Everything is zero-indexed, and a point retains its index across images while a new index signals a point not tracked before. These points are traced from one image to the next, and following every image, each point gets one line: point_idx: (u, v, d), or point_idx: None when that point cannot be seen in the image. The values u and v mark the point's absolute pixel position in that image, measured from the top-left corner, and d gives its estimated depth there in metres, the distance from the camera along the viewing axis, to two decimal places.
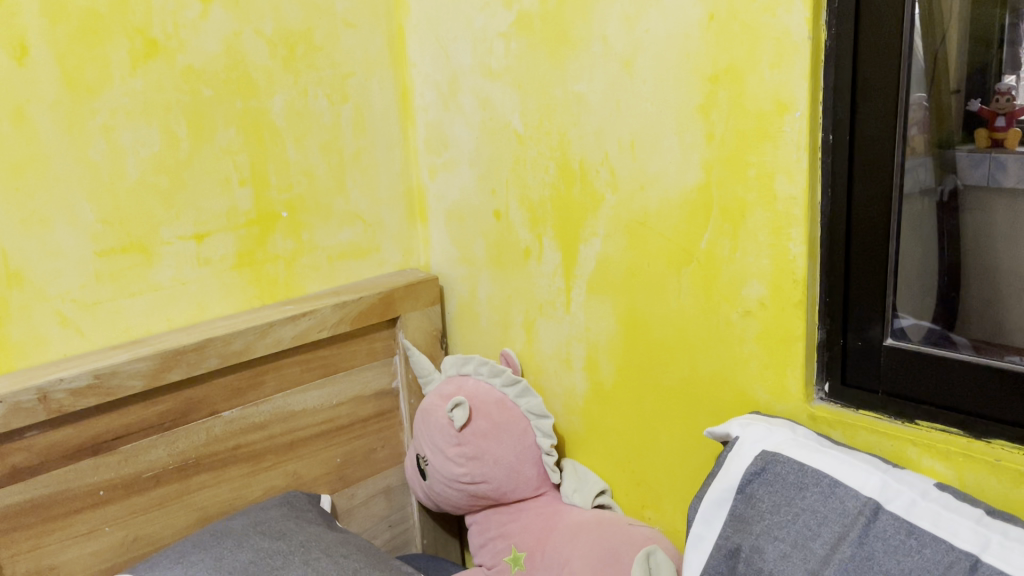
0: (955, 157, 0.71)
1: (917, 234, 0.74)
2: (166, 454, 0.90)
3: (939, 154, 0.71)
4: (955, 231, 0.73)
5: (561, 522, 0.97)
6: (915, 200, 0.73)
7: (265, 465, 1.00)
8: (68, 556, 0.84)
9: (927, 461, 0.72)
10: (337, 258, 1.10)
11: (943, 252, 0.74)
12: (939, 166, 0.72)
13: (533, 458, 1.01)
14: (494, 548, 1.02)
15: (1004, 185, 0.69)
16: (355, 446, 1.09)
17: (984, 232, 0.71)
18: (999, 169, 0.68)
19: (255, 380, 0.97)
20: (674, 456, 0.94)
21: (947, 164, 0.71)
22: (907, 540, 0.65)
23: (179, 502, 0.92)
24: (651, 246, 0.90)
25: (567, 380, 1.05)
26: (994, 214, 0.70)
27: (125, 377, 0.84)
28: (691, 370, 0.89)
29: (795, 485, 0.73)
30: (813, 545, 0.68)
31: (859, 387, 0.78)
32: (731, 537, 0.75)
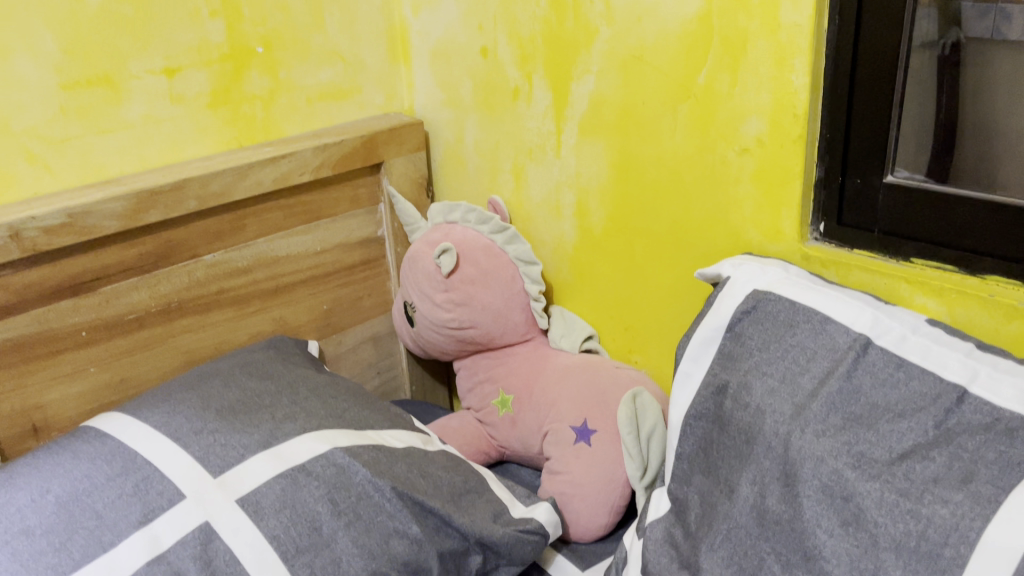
0: (960, 9, 0.67)
1: (916, 85, 0.70)
2: (148, 297, 0.89)
3: (943, 6, 0.67)
4: (954, 89, 0.70)
5: (548, 367, 0.98)
6: (916, 54, 0.69)
7: (251, 310, 0.99)
8: (54, 396, 0.84)
9: (919, 299, 0.72)
10: (317, 98, 1.05)
11: (940, 110, 0.71)
12: (943, 18, 0.68)
13: (520, 305, 1.00)
14: (482, 392, 1.03)
15: (1009, 37, 0.66)
16: (341, 294, 1.08)
17: (983, 80, 0.68)
18: (1004, 20, 0.65)
19: (236, 224, 0.94)
20: (663, 301, 0.94)
21: (950, 16, 0.67)
22: (896, 373, 0.65)
23: (164, 346, 0.92)
24: (646, 83, 0.86)
25: (556, 227, 1.03)
26: (995, 68, 0.67)
27: (100, 216, 0.81)
28: (683, 212, 0.88)
29: (786, 322, 0.72)
30: (802, 380, 0.69)
31: (855, 227, 0.76)
32: (719, 375, 0.75)
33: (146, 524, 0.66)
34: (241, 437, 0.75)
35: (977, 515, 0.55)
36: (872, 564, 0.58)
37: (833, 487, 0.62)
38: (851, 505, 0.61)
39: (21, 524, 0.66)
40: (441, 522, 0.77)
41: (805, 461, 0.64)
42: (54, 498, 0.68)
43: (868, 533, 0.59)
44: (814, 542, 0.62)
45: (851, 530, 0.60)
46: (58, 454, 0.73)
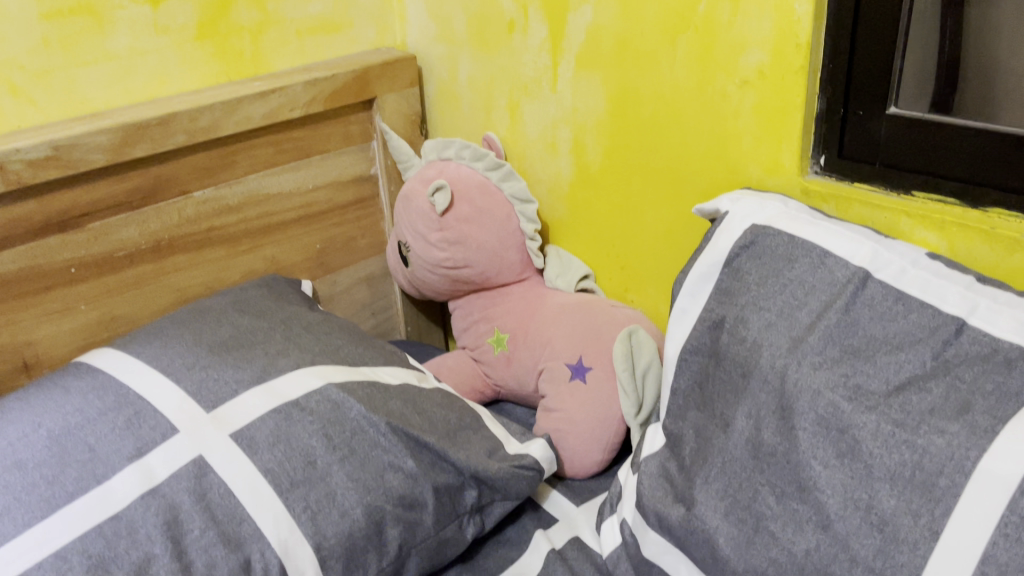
0: None
1: (918, 19, 0.68)
2: (138, 234, 0.87)
3: None
4: (956, 29, 0.68)
5: (543, 306, 0.97)
6: None
7: (242, 249, 0.97)
8: (44, 333, 0.83)
9: (920, 233, 0.71)
10: (307, 32, 1.03)
11: (942, 51, 0.69)
12: None
13: (515, 244, 0.99)
14: (477, 331, 1.02)
15: None
16: (335, 233, 1.07)
17: (987, 14, 0.67)
18: None
19: (226, 160, 0.93)
20: (660, 239, 0.93)
21: None
22: (894, 306, 0.65)
23: (155, 284, 0.91)
24: (645, 13, 0.83)
25: (552, 165, 1.01)
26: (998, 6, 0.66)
27: (86, 150, 0.80)
28: (681, 147, 0.86)
29: (784, 257, 0.71)
30: (799, 314, 0.68)
31: (856, 160, 0.75)
32: (715, 310, 0.74)
33: (140, 457, 0.66)
34: (234, 372, 0.75)
35: (974, 444, 0.55)
36: (867, 494, 0.58)
37: (829, 419, 0.62)
38: (847, 437, 0.61)
39: (13, 457, 0.66)
40: (436, 457, 0.77)
41: (802, 394, 0.64)
42: (46, 432, 0.68)
43: (863, 464, 0.59)
44: (809, 474, 0.62)
45: (847, 462, 0.60)
46: (49, 389, 0.73)
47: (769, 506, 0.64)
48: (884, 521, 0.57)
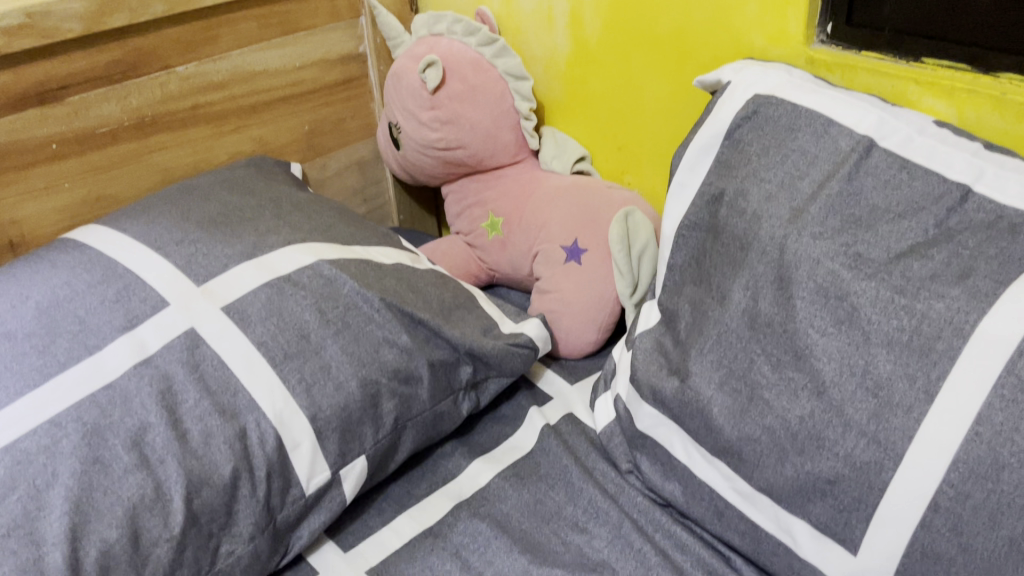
0: None
1: None
2: (119, 110, 0.84)
3: None
4: None
5: (539, 188, 0.95)
6: None
7: (229, 129, 0.95)
8: (28, 210, 0.81)
9: (928, 101, 0.69)
10: None
11: None
12: None
13: (510, 124, 0.96)
14: (471, 215, 1.00)
15: None
16: (324, 115, 1.04)
17: None
18: None
19: (208, 33, 0.89)
20: (659, 117, 0.90)
21: None
22: (899, 174, 0.63)
23: (140, 163, 0.88)
24: None
25: (548, 41, 0.98)
26: None
27: (61, 18, 0.76)
28: (684, 17, 0.82)
29: (787, 127, 0.69)
30: (801, 185, 0.66)
31: (865, 27, 0.72)
32: (715, 184, 0.72)
33: (131, 329, 0.66)
34: (223, 247, 0.73)
35: (974, 308, 0.55)
36: (863, 361, 0.58)
37: (828, 287, 0.61)
38: (845, 305, 0.60)
39: (2, 328, 0.65)
40: (431, 334, 0.76)
41: (801, 264, 0.63)
42: (34, 303, 0.67)
43: (860, 331, 0.59)
44: (805, 343, 0.61)
45: (844, 329, 0.60)
46: (36, 263, 0.71)
47: (764, 375, 0.64)
48: (879, 386, 0.57)
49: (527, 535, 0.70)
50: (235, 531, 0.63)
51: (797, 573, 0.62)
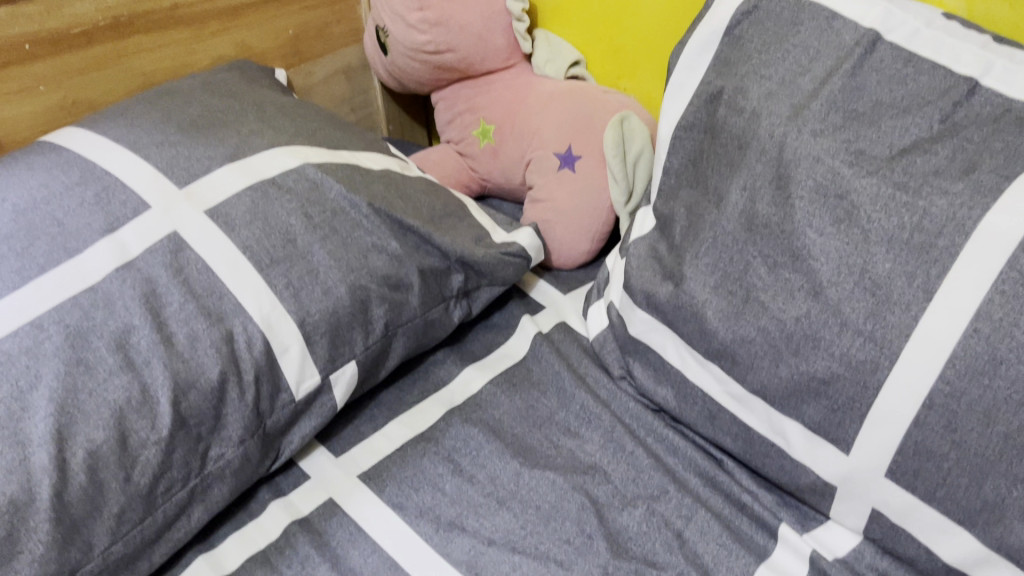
0: None
1: None
2: (94, 9, 0.81)
3: None
4: None
5: (531, 92, 0.92)
6: None
7: (209, 32, 0.91)
8: (3, 114, 0.78)
9: None
10: None
11: None
12: None
13: (501, 27, 0.92)
14: (462, 123, 0.97)
15: None
16: (309, 18, 0.99)
17: None
18: None
19: None
20: (656, 16, 0.87)
21: None
22: (904, 69, 0.61)
23: (117, 66, 0.85)
24: None
25: None
26: None
27: None
28: None
29: (790, 22, 0.67)
30: (802, 82, 0.64)
31: None
32: (714, 82, 0.70)
33: (112, 232, 0.64)
34: (205, 150, 0.71)
35: (977, 204, 0.53)
36: (862, 260, 0.57)
37: (828, 186, 0.59)
38: (845, 204, 0.58)
39: None
40: (421, 240, 0.75)
41: (801, 162, 0.61)
42: (11, 206, 0.64)
43: (859, 230, 0.57)
44: (803, 243, 0.60)
45: (843, 229, 0.58)
46: (12, 166, 0.69)
47: (760, 277, 0.62)
48: (878, 285, 0.56)
49: (519, 440, 0.70)
50: (224, 435, 0.62)
51: (788, 473, 0.62)
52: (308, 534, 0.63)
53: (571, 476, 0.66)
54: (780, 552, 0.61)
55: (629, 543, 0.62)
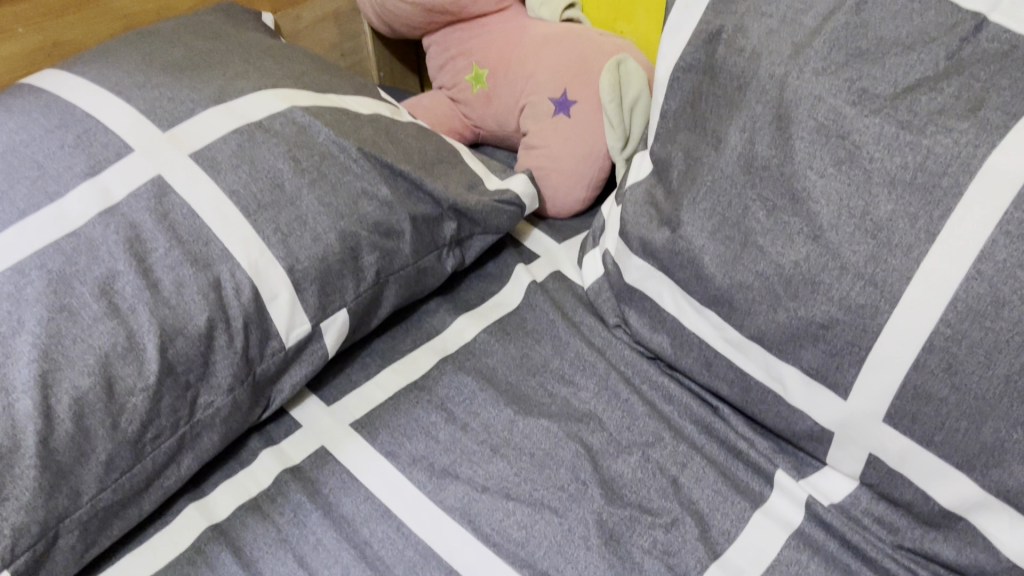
0: None
1: None
2: None
3: None
4: None
5: (525, 35, 0.89)
6: None
7: None
8: None
9: None
10: None
11: None
12: None
13: None
14: (454, 68, 0.94)
15: None
16: None
17: None
18: None
19: None
20: None
21: None
22: (910, 5, 0.58)
23: (97, 7, 0.82)
24: None
25: None
26: None
27: None
28: None
29: None
30: (804, 19, 0.62)
31: None
32: (713, 21, 0.67)
33: (93, 176, 0.62)
34: (189, 92, 0.69)
35: (983, 142, 0.52)
36: (863, 201, 0.56)
37: (829, 126, 0.58)
38: (847, 144, 0.57)
39: None
40: (412, 186, 0.73)
41: (802, 101, 0.59)
42: None
43: (861, 171, 0.56)
44: (803, 185, 0.58)
45: (844, 170, 0.57)
46: None
47: (759, 221, 0.61)
48: (879, 227, 0.55)
49: (513, 388, 0.69)
50: (213, 382, 0.61)
51: (785, 420, 0.61)
52: (300, 482, 0.62)
53: (566, 424, 0.66)
54: (776, 498, 0.60)
55: (624, 490, 0.61)
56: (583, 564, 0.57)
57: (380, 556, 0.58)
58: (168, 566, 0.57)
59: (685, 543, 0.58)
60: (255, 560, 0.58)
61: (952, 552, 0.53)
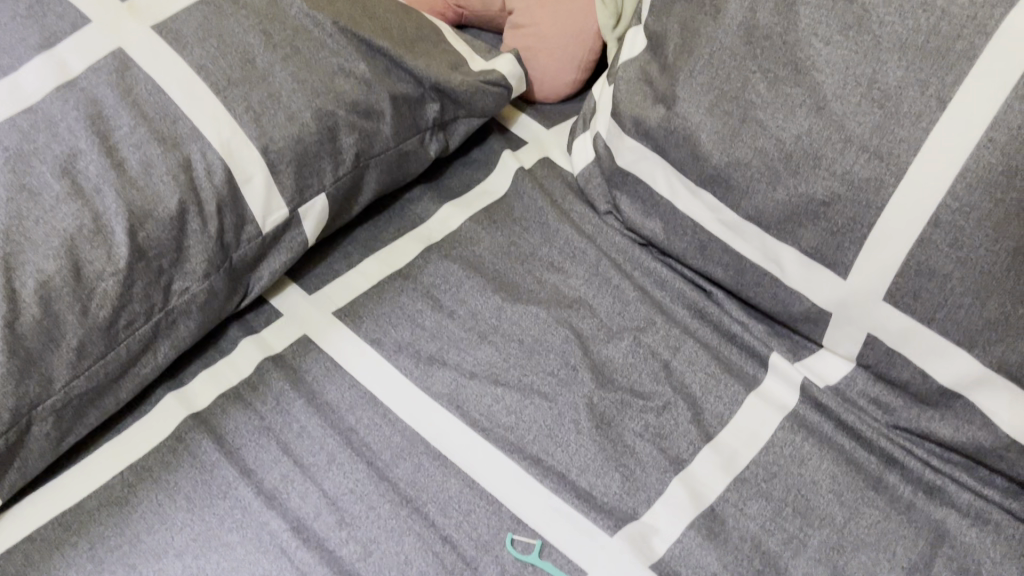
0: None
1: None
2: None
3: None
4: None
5: None
6: None
7: None
8: None
9: None
10: None
11: None
12: None
13: None
14: None
15: None
16: None
17: None
18: None
19: None
20: None
21: None
22: None
23: None
24: None
25: None
26: None
27: None
28: None
29: None
30: None
31: None
32: None
33: (49, 49, 0.58)
34: None
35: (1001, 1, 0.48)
36: (870, 69, 0.52)
37: None
38: (856, 8, 0.53)
39: None
40: (392, 65, 0.69)
41: None
42: None
43: (871, 36, 0.52)
44: (807, 53, 0.55)
45: (852, 36, 0.53)
46: None
47: (758, 93, 0.57)
48: (887, 96, 0.52)
49: (500, 275, 0.67)
50: (188, 269, 0.58)
51: (782, 303, 0.60)
52: (282, 371, 0.61)
53: (555, 311, 0.64)
54: (770, 381, 0.59)
55: (615, 375, 0.60)
56: (573, 448, 0.56)
57: (367, 443, 0.57)
58: (148, 455, 0.56)
59: (677, 426, 0.57)
60: (238, 448, 0.56)
61: (948, 430, 0.52)
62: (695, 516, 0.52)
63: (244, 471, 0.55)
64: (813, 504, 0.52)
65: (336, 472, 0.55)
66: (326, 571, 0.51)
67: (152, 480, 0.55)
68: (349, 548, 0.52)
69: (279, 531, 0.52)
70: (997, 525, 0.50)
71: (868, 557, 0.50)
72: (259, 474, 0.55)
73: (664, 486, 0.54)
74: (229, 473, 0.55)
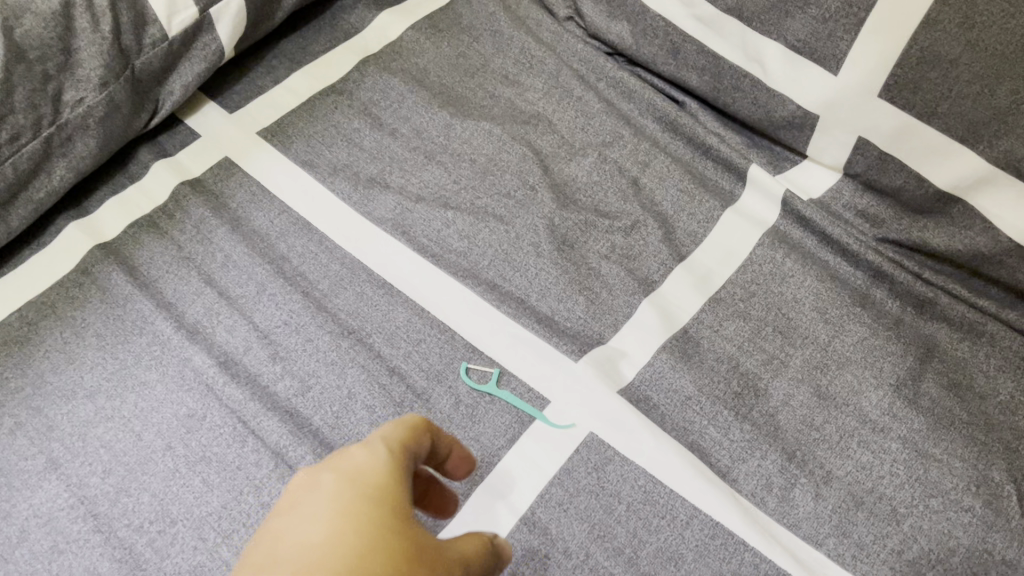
0: None
1: None
2: None
3: None
4: None
5: None
6: None
7: None
8: None
9: None
10: None
11: None
12: None
13: None
14: None
15: None
16: None
17: None
18: None
19: None
20: None
21: None
22: None
23: None
24: None
25: None
26: None
27: None
28: None
29: None
30: None
31: None
32: None
33: None
34: None
35: None
36: None
37: None
38: None
39: None
40: None
41: None
42: None
43: None
44: None
45: None
46: None
47: None
48: None
49: (448, 90, 0.60)
50: (80, 76, 0.50)
51: (763, 109, 0.53)
52: (201, 196, 0.53)
53: (510, 127, 0.57)
54: (748, 197, 0.53)
55: (577, 195, 0.54)
56: (533, 272, 0.50)
57: (301, 272, 0.51)
58: (49, 290, 0.49)
59: (647, 246, 0.51)
60: (153, 281, 0.50)
61: (944, 240, 0.48)
62: (666, 338, 0.48)
63: (161, 305, 0.49)
64: (796, 323, 0.48)
65: (267, 303, 0.49)
66: (259, 408, 0.45)
67: (55, 317, 0.48)
68: (284, 383, 0.46)
69: (203, 368, 0.46)
70: (991, 338, 0.47)
71: (855, 376, 0.46)
72: (179, 308, 0.49)
73: (632, 309, 0.49)
74: (143, 307, 0.48)
